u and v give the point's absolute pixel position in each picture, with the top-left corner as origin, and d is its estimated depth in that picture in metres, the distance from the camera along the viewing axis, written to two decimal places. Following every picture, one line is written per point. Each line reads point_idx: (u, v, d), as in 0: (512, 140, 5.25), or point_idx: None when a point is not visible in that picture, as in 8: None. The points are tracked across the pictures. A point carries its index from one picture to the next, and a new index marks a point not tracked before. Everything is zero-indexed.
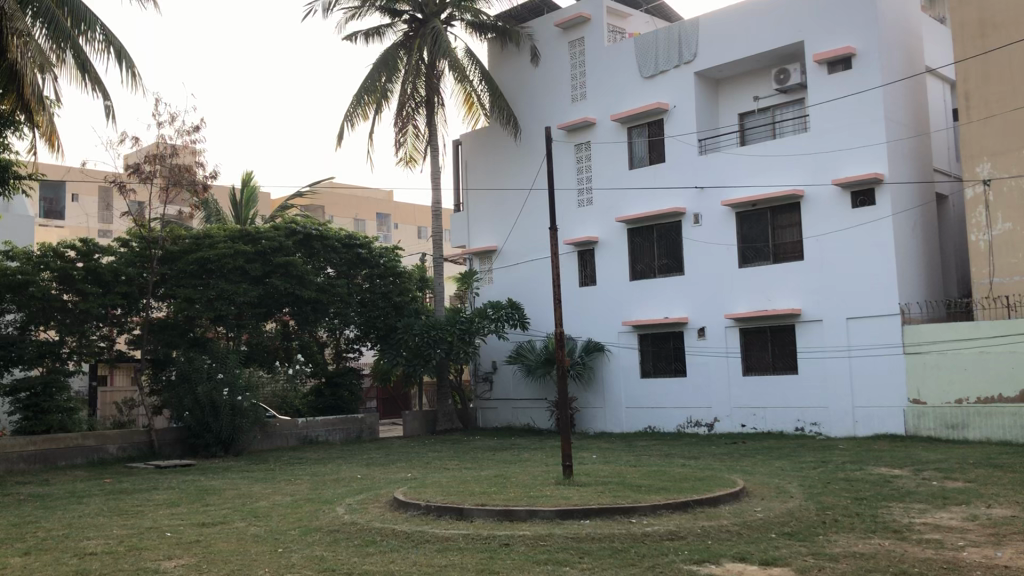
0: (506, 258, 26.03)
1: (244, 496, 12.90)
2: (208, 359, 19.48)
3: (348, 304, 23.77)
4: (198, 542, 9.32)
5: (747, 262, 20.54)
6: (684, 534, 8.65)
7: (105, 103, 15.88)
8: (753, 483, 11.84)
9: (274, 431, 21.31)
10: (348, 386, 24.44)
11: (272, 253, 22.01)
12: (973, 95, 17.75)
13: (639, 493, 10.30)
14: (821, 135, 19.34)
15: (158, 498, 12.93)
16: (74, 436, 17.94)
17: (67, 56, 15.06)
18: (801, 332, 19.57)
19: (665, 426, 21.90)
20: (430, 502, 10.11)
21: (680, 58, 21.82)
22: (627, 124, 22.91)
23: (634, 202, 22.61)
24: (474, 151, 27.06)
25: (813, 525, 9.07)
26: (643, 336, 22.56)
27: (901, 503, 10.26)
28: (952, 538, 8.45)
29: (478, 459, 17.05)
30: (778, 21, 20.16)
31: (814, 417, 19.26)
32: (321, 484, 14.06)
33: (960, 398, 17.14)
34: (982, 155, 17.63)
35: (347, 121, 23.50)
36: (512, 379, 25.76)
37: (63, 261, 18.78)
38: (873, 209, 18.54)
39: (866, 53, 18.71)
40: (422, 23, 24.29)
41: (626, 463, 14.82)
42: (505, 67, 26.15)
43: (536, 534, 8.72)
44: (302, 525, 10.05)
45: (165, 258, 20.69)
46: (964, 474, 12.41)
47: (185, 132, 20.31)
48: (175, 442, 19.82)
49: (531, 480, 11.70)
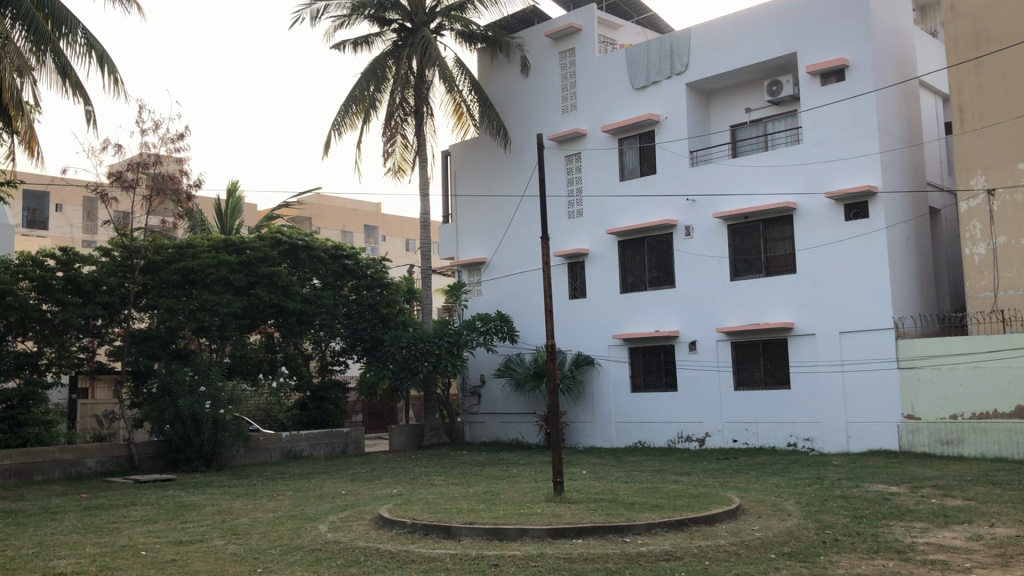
0: (495, 269, 25.76)
1: (224, 513, 12.47)
2: (190, 371, 19.14)
3: (334, 315, 23.41)
4: (173, 561, 8.94)
5: (739, 275, 20.34)
6: (680, 554, 8.31)
7: (86, 109, 15.59)
8: (747, 501, 11.53)
9: (257, 445, 20.84)
10: (333, 400, 23.98)
11: (257, 263, 21.73)
12: (967, 108, 17.64)
13: (632, 511, 9.96)
14: (814, 148, 19.17)
15: (134, 514, 12.51)
16: (51, 450, 17.43)
17: (48, 59, 14.67)
18: (793, 346, 19.34)
19: (656, 442, 21.59)
20: (416, 519, 9.76)
21: (672, 69, 21.65)
22: (618, 135, 22.71)
23: (624, 214, 22.39)
24: (462, 162, 26.82)
25: (813, 545, 8.77)
26: (633, 349, 22.28)
27: (901, 522, 9.97)
28: (957, 560, 8.16)
29: (466, 474, 16.68)
30: (771, 32, 20.02)
31: (806, 432, 19.01)
32: (304, 500, 13.66)
33: (954, 414, 16.94)
34: (976, 168, 17.51)
35: (334, 130, 23.21)
36: (500, 394, 25.42)
37: (42, 269, 18.22)
38: (867, 222, 18.35)
39: (860, 65, 18.59)
40: (411, 32, 24.12)
41: (617, 479, 14.49)
42: (494, 77, 25.96)
43: (527, 555, 8.37)
44: (283, 544, 9.67)
45: (146, 267, 20.19)
46: (963, 491, 12.16)
47: (170, 139, 19.98)
48: (155, 456, 19.37)
49: (521, 498, 11.32)
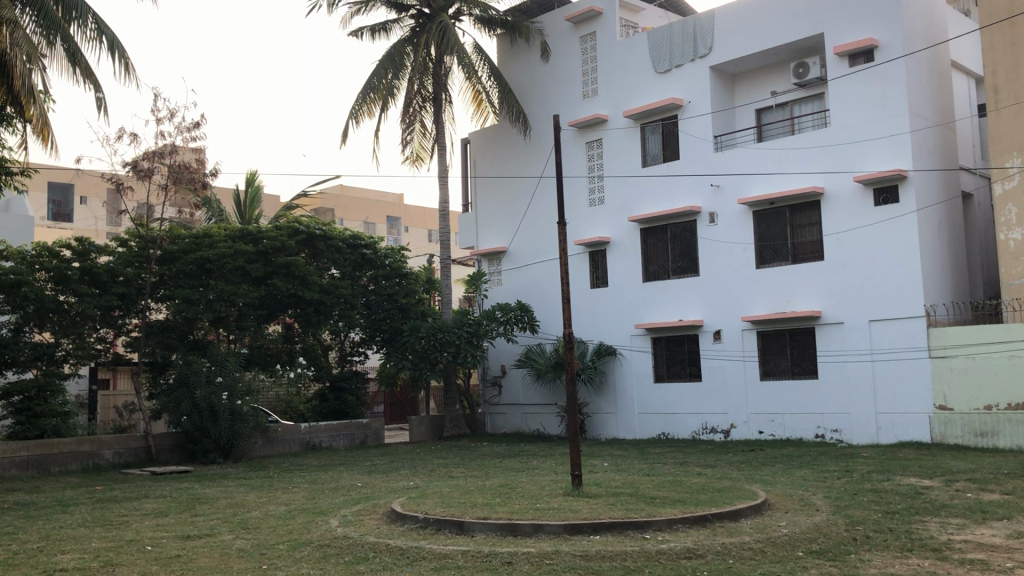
0: (516, 258, 25.39)
1: (236, 506, 12.26)
2: (207, 362, 18.97)
3: (353, 305, 23.15)
4: (178, 557, 8.70)
5: (765, 262, 19.81)
6: (702, 552, 7.91)
7: (97, 95, 15.46)
8: (774, 495, 11.09)
9: (276, 437, 20.69)
10: (352, 391, 23.76)
11: (273, 253, 21.52)
12: (1002, 88, 17.01)
13: (652, 506, 9.57)
14: (841, 130, 18.61)
15: (146, 507, 12.34)
16: (69, 442, 17.36)
17: (58, 45, 14.49)
18: (821, 335, 18.80)
19: (680, 433, 21.16)
20: (428, 514, 9.43)
21: (695, 53, 21.14)
22: (639, 120, 22.23)
23: (647, 201, 21.93)
24: (481, 149, 26.43)
25: (843, 543, 8.32)
26: (656, 339, 21.82)
27: (936, 518, 9.50)
28: (997, 559, 7.67)
29: (485, 467, 16.37)
30: (795, 12, 19.44)
31: (834, 423, 18.49)
32: (319, 493, 13.40)
33: (989, 405, 16.36)
34: (1012, 150, 16.84)
35: (351, 119, 22.90)
36: (521, 384, 25.07)
37: (58, 260, 18.17)
38: (898, 206, 17.74)
39: (889, 45, 17.97)
40: (429, 18, 23.79)
41: (640, 473, 14.10)
42: (514, 63, 25.53)
43: (541, 552, 8.01)
44: (292, 539, 9.40)
45: (163, 258, 20.03)
46: (1000, 485, 11.65)
47: (186, 128, 19.81)
48: (173, 449, 19.23)
49: (539, 491, 10.99)
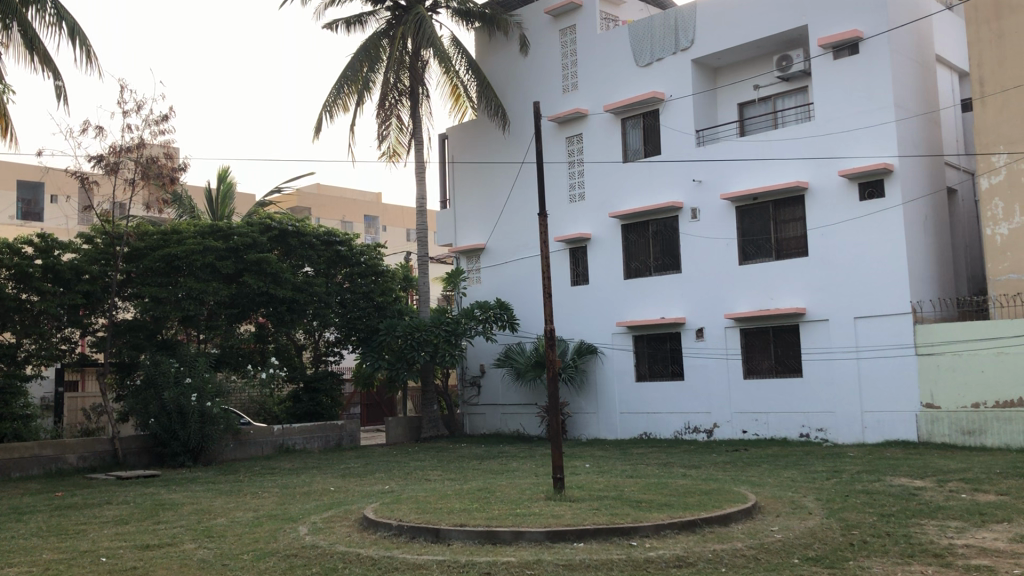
0: (495, 255, 24.88)
1: (201, 513, 11.67)
2: (175, 362, 18.30)
3: (327, 304, 22.55)
4: (135, 569, 8.14)
5: (748, 258, 19.45)
6: (692, 560, 7.47)
7: (55, 83, 14.90)
8: (764, 497, 10.69)
9: (249, 439, 20.04)
10: (327, 391, 23.15)
11: (245, 249, 20.88)
12: (989, 81, 16.77)
13: (638, 510, 9.12)
14: (826, 124, 18.28)
15: (106, 514, 11.72)
16: (30, 446, 16.67)
17: (15, 31, 13.93)
18: (806, 332, 18.45)
19: (662, 433, 20.77)
20: (403, 521, 8.92)
21: (677, 46, 20.76)
22: (620, 114, 21.81)
23: (628, 196, 21.50)
24: (460, 144, 25.88)
25: (840, 548, 7.91)
26: (638, 337, 21.42)
27: (934, 521, 9.14)
28: (1003, 565, 7.29)
29: (463, 469, 15.90)
30: (779, 5, 19.09)
31: (820, 422, 18.15)
32: (289, 497, 12.87)
33: (977, 403, 16.11)
34: (998, 144, 16.59)
35: (325, 112, 22.28)
36: (500, 384, 24.59)
37: (19, 258, 17.34)
38: (883, 201, 17.44)
39: (874, 38, 17.66)
40: (405, 10, 23.35)
41: (623, 474, 13.69)
42: (492, 57, 25.03)
43: (522, 561, 7.53)
44: (257, 548, 8.86)
45: (130, 255, 19.34)
46: (994, 485, 11.32)
47: (154, 122, 19.14)
48: (140, 452, 18.53)
49: (519, 495, 10.49)
